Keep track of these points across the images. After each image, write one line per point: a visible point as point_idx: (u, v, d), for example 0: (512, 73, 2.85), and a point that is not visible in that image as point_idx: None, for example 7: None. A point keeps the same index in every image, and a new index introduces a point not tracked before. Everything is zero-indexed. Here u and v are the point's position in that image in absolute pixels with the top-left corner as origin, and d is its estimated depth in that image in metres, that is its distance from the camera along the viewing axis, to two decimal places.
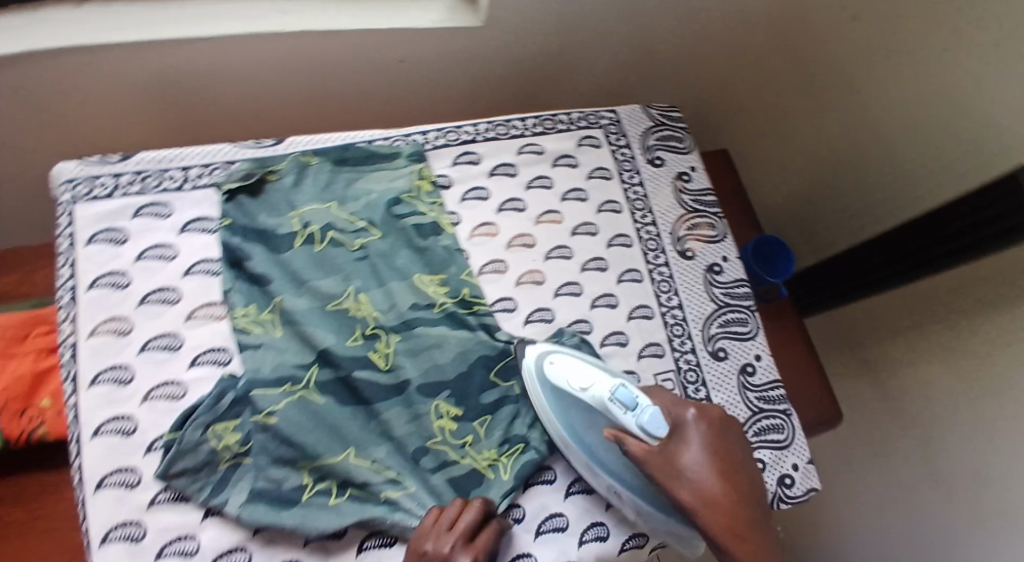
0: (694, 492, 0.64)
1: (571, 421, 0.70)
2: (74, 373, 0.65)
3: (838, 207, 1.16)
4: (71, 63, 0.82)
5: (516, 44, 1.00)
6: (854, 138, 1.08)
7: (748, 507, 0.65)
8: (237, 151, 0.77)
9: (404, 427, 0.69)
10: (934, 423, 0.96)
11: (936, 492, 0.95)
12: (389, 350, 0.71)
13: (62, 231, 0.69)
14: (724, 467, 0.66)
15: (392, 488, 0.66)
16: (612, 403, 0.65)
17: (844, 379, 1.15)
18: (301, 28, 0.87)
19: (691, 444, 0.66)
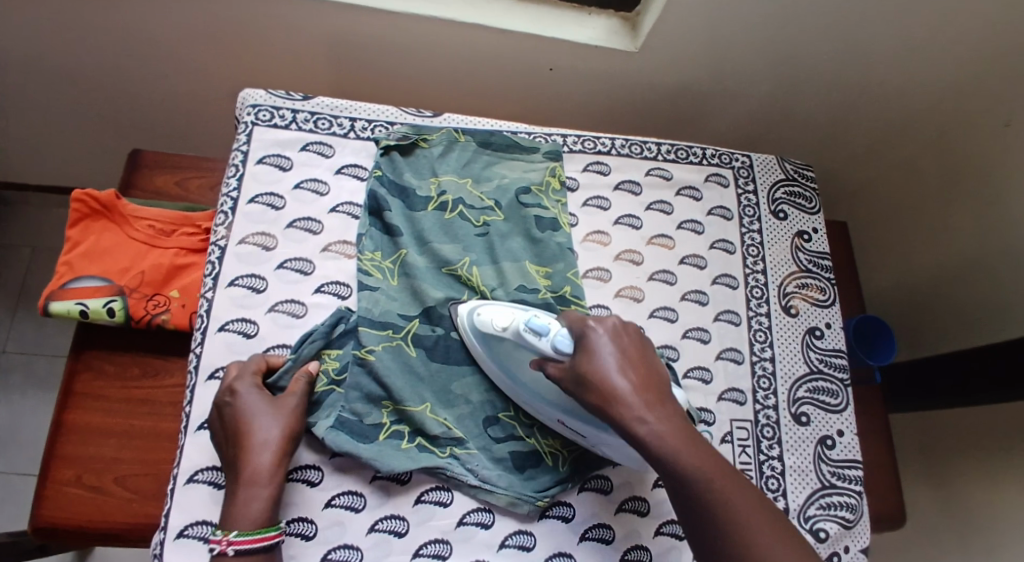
0: (624, 401, 0.58)
1: (505, 352, 0.68)
2: (217, 271, 0.71)
3: (954, 308, 1.13)
4: (279, 9, 0.96)
5: (662, 73, 1.07)
6: (985, 242, 1.05)
7: (656, 416, 0.58)
8: (400, 115, 0.83)
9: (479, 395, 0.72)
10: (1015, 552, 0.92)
11: None
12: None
13: (238, 146, 0.76)
14: (649, 377, 0.60)
15: (458, 446, 0.69)
16: (526, 332, 0.64)
17: (927, 483, 1.12)
18: (474, 21, 0.99)
19: (598, 341, 0.61)
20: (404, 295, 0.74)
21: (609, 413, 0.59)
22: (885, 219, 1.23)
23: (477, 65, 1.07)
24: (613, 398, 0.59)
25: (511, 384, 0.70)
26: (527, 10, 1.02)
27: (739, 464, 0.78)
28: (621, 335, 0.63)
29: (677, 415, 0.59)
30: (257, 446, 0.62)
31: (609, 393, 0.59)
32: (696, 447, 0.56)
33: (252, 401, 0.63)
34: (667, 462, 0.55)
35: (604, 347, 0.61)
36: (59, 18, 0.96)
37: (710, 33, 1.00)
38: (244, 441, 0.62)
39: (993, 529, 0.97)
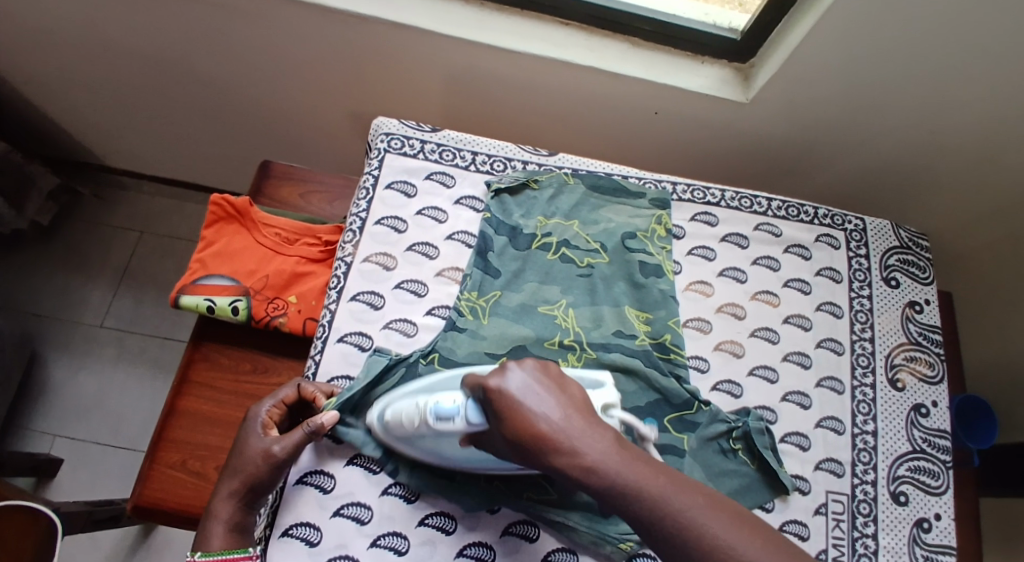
0: (554, 440, 0.54)
1: (420, 444, 0.66)
2: (341, 286, 0.75)
3: None
4: (407, 39, 1.02)
5: (768, 125, 1.07)
6: None
7: (585, 441, 0.54)
8: (519, 152, 0.86)
9: None
10: None
11: None
12: (580, 363, 0.76)
13: (370, 170, 0.80)
14: (575, 403, 0.57)
15: (535, 490, 0.70)
16: (436, 421, 0.62)
17: None
18: (588, 63, 1.02)
19: (510, 379, 0.57)
20: (491, 338, 0.74)
21: (541, 456, 0.54)
22: (988, 294, 1.18)
23: (583, 104, 1.10)
24: (545, 440, 0.54)
25: (444, 460, 0.67)
26: (642, 56, 1.04)
27: (831, 538, 0.75)
28: (526, 365, 0.59)
29: (610, 434, 0.56)
30: (230, 470, 0.65)
31: (538, 436, 0.54)
32: (637, 464, 0.54)
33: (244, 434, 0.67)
34: (613, 486, 0.53)
35: (520, 387, 0.57)
36: (211, 28, 1.04)
37: (829, 91, 0.99)
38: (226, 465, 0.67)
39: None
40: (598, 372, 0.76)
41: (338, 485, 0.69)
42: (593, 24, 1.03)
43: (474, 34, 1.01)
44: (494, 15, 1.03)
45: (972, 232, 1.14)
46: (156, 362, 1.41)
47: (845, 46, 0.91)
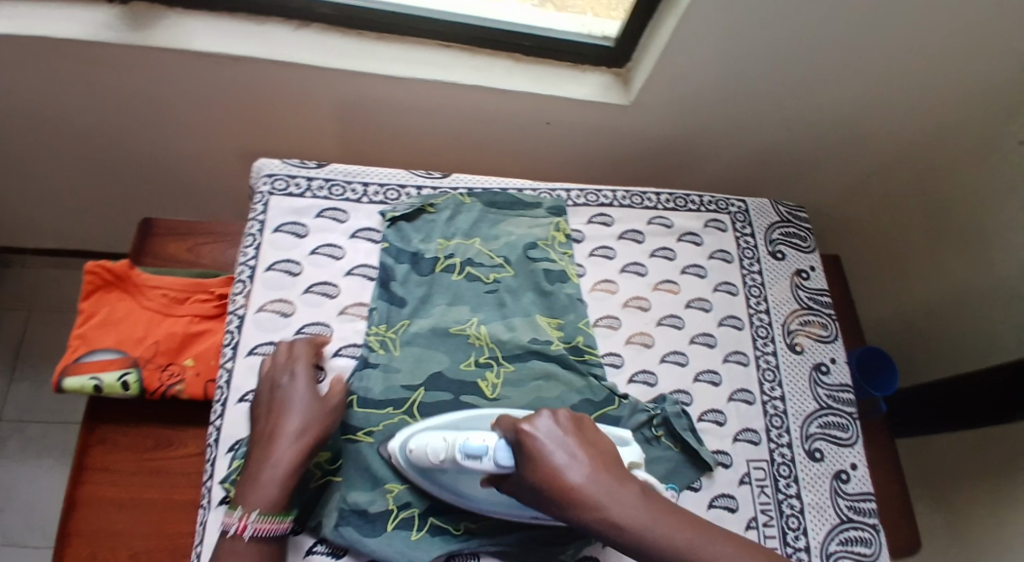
0: (581, 496, 0.55)
1: (443, 481, 0.66)
2: (236, 340, 0.72)
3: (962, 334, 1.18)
4: (287, 77, 1.00)
5: (655, 123, 1.13)
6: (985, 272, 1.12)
7: (612, 498, 0.55)
8: (410, 178, 0.85)
9: None
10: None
11: None
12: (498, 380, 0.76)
13: (255, 215, 0.78)
14: (604, 457, 0.58)
15: (473, 517, 0.69)
16: (464, 459, 0.60)
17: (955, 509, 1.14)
18: (478, 82, 1.04)
19: (538, 431, 0.57)
20: (407, 370, 0.74)
21: (566, 510, 0.55)
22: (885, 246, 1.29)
23: (479, 122, 1.11)
24: (569, 496, 0.55)
25: (458, 500, 0.67)
26: (528, 69, 1.07)
27: (759, 505, 0.79)
28: (558, 415, 0.59)
29: (639, 489, 0.57)
30: (292, 428, 0.64)
31: (564, 490, 0.55)
32: (664, 520, 0.55)
33: (298, 393, 0.66)
34: (639, 540, 0.55)
35: (546, 434, 0.57)
36: (71, 85, 0.98)
37: (702, 85, 1.05)
38: (276, 427, 0.64)
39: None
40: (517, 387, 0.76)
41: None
42: (475, 43, 1.05)
43: (356, 64, 1.00)
44: (374, 43, 1.02)
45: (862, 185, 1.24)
46: (62, 452, 1.29)
47: (709, 44, 0.97)
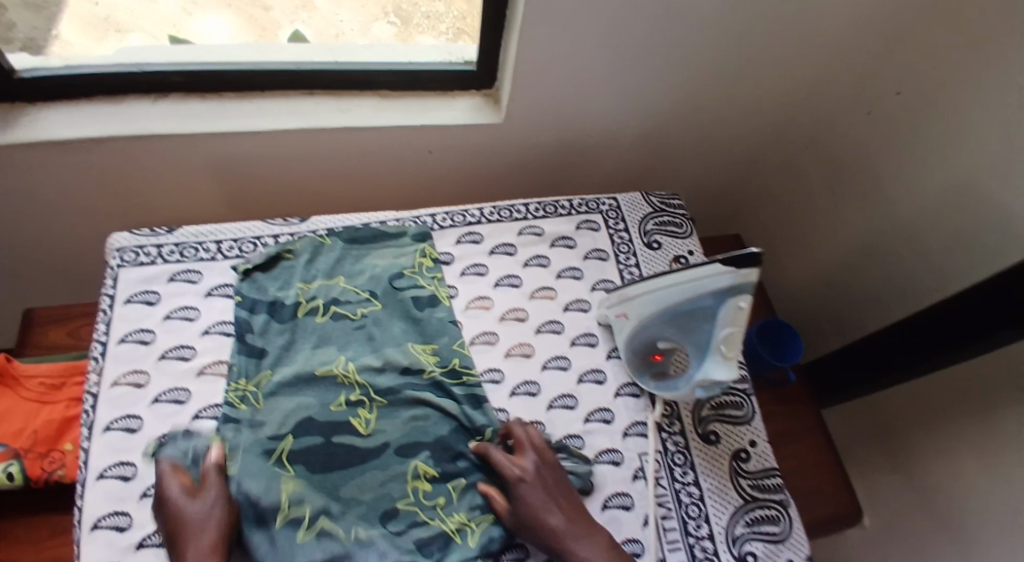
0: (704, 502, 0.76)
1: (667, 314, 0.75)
2: (92, 419, 0.73)
3: (874, 289, 1.18)
4: (155, 149, 1.02)
5: (534, 136, 1.15)
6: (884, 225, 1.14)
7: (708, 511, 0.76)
8: (267, 228, 0.86)
9: (376, 489, 0.72)
10: (968, 512, 0.97)
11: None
12: (372, 415, 0.76)
13: (106, 292, 0.79)
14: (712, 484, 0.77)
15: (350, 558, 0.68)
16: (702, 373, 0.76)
17: (889, 466, 1.14)
18: (348, 124, 1.05)
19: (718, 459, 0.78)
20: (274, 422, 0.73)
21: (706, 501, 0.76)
22: (800, 202, 1.32)
23: (364, 162, 1.13)
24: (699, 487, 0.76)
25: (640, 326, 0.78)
26: (400, 103, 1.09)
27: (655, 498, 0.77)
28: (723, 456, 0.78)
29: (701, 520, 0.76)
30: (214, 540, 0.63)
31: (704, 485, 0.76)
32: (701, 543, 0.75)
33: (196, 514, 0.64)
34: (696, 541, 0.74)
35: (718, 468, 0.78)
36: None
37: (569, 93, 1.07)
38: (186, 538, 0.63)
39: (978, 506, 0.96)
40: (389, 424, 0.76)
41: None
42: (339, 87, 1.07)
43: (223, 125, 1.01)
44: (238, 103, 1.04)
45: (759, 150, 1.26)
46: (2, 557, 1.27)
47: (559, 54, 0.99)
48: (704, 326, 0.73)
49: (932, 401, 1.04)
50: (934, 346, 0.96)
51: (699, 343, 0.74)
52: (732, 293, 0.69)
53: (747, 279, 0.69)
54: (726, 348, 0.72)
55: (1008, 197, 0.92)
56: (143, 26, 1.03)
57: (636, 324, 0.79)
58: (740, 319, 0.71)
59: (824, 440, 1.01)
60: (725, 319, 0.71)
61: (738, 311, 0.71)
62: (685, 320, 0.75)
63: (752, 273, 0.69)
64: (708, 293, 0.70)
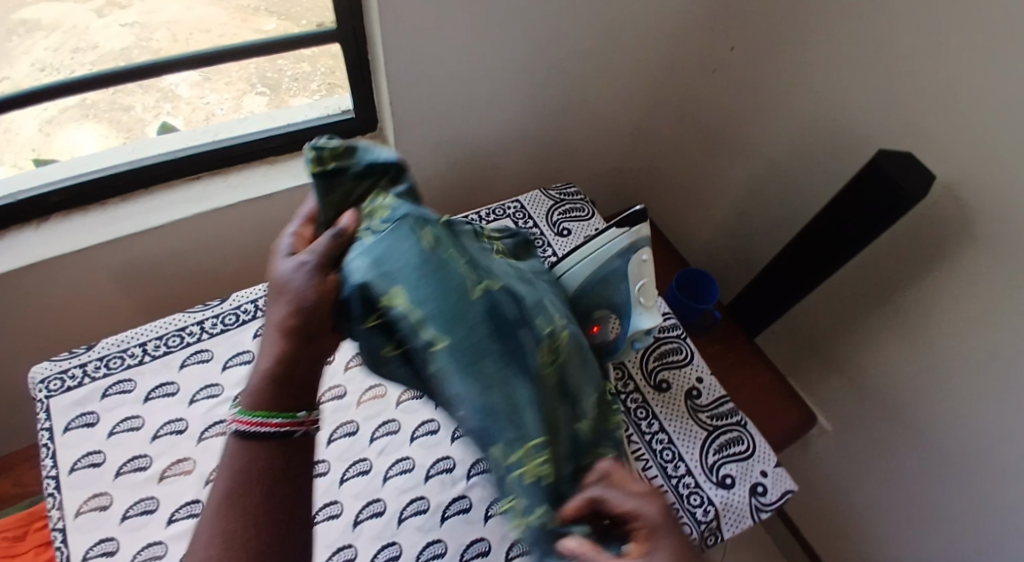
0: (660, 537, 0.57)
1: None
2: (66, 554, 0.69)
3: (764, 221, 1.30)
4: (53, 275, 0.98)
5: (428, 165, 1.19)
6: (757, 161, 1.27)
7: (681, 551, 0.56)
8: (187, 317, 0.86)
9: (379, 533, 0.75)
10: (902, 384, 1.09)
11: (923, 438, 1.09)
12: None
13: (42, 426, 0.77)
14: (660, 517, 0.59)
15: None
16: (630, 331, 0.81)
17: (823, 370, 1.25)
18: (247, 199, 1.06)
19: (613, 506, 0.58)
20: (478, 422, 0.59)
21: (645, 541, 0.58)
22: (684, 159, 1.43)
23: (272, 231, 1.14)
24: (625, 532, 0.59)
25: None
26: (292, 166, 1.11)
27: (632, 455, 0.83)
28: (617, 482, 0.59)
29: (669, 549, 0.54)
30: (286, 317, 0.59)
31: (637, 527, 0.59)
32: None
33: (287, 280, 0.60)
34: None
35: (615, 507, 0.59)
36: None
37: (450, 117, 1.13)
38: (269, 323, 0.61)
39: (904, 377, 1.09)
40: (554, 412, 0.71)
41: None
42: (226, 165, 1.08)
43: (120, 232, 1.00)
44: (129, 207, 1.03)
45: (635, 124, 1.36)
46: None
47: (430, 83, 1.05)
48: (620, 287, 0.78)
49: (840, 300, 1.17)
50: (824, 254, 1.06)
51: (620, 306, 0.78)
52: (632, 250, 0.76)
53: (641, 236, 0.76)
54: (644, 300, 0.78)
55: (848, 110, 1.05)
56: (4, 158, 0.96)
57: None
58: (648, 271, 0.77)
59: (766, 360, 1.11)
60: (635, 275, 0.77)
61: (644, 265, 0.77)
62: (601, 288, 0.79)
63: (642, 228, 0.76)
64: (612, 257, 0.76)
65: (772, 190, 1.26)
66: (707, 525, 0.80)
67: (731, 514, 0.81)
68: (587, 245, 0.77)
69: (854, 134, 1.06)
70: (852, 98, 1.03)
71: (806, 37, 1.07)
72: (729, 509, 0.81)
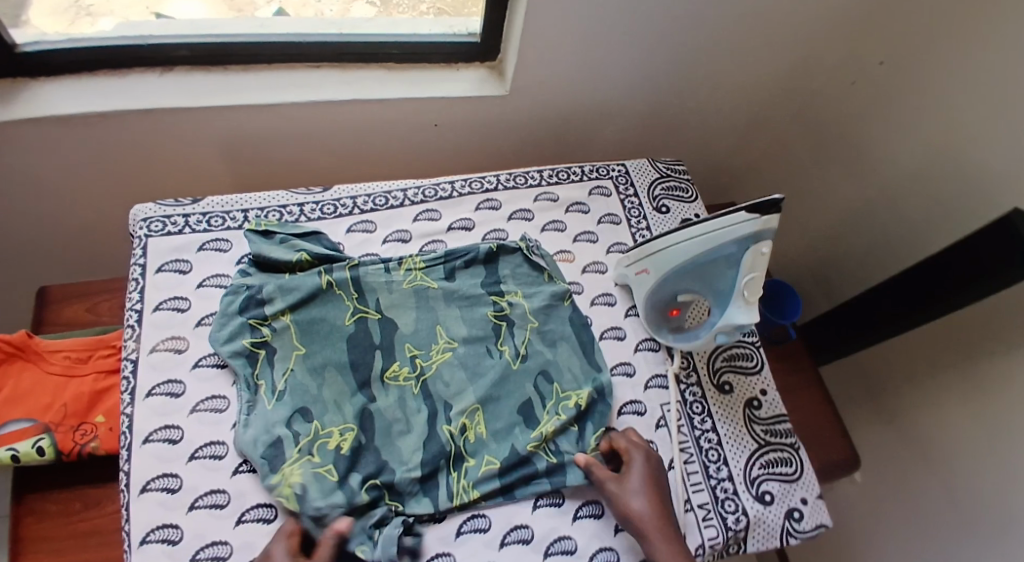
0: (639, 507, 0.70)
1: (691, 265, 0.79)
2: (134, 385, 0.72)
3: (863, 253, 1.24)
4: (159, 123, 1.00)
5: (539, 109, 1.17)
6: (872, 190, 1.20)
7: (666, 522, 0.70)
8: (290, 197, 0.87)
9: (410, 447, 0.72)
10: (956, 455, 1.04)
11: (958, 516, 1.04)
12: (414, 390, 0.76)
13: (136, 260, 0.79)
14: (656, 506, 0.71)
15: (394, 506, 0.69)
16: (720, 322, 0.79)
17: (877, 417, 1.21)
18: (358, 97, 1.06)
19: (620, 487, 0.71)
20: (294, 404, 0.72)
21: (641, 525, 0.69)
22: (792, 169, 1.37)
23: (370, 135, 1.14)
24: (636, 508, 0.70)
25: (663, 280, 0.82)
26: (406, 75, 1.10)
27: (679, 445, 0.82)
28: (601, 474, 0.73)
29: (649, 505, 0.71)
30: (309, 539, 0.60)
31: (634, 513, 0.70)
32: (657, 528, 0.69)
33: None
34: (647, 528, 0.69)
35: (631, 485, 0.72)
36: None
37: (573, 67, 1.10)
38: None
39: (961, 448, 1.03)
40: (494, 402, 0.77)
41: (234, 550, 0.66)
42: (346, 60, 1.07)
43: (229, 99, 1.01)
44: (245, 76, 1.04)
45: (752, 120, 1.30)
46: None
47: (563, 25, 1.01)
48: (728, 273, 0.76)
49: (918, 353, 1.11)
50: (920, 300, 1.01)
51: (721, 291, 0.77)
52: (753, 239, 0.72)
53: (768, 228, 0.72)
54: (746, 295, 0.75)
55: (990, 159, 0.98)
56: (116, 7, 0.97)
57: (658, 279, 0.83)
58: (762, 266, 0.74)
59: (822, 391, 1.07)
60: (747, 265, 0.74)
61: (760, 258, 0.74)
62: (708, 270, 0.78)
63: (772, 220, 0.71)
64: (730, 241, 0.74)
65: (880, 220, 1.19)
66: (735, 533, 0.78)
67: (760, 530, 0.79)
68: (708, 222, 0.75)
69: (990, 186, 0.98)
70: (998, 147, 0.96)
71: (966, 71, 1.00)
72: (760, 523, 0.79)
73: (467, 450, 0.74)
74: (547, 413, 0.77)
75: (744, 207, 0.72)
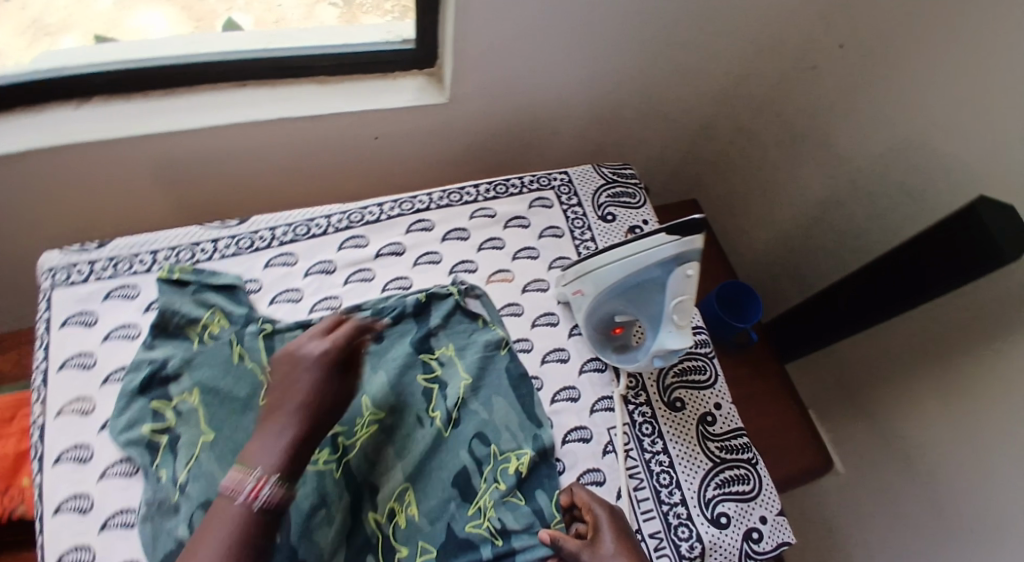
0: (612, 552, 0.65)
1: (620, 291, 0.77)
2: (42, 451, 0.69)
3: (831, 243, 1.19)
4: (77, 157, 0.95)
5: (484, 115, 1.11)
6: (837, 177, 1.15)
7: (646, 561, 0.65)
8: (203, 233, 0.83)
9: (331, 540, 0.67)
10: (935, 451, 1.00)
11: (942, 513, 1.00)
12: (336, 473, 0.69)
13: (41, 315, 0.76)
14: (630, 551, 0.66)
15: None
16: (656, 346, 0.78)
17: (854, 412, 1.16)
18: (288, 115, 1.01)
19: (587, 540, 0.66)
20: (198, 496, 0.65)
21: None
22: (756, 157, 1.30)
23: (307, 152, 1.09)
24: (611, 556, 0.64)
25: (595, 307, 0.81)
26: (338, 88, 1.04)
27: (627, 471, 0.78)
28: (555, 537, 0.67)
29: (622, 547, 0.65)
30: None
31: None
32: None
33: None
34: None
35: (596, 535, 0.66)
36: None
37: (515, 70, 1.04)
38: None
39: (942, 445, 0.99)
40: (425, 477, 0.72)
41: None
42: (275, 76, 1.01)
43: (150, 126, 0.96)
44: (167, 101, 0.98)
45: (712, 111, 1.25)
46: None
47: (500, 27, 0.95)
48: (657, 297, 0.75)
49: (892, 346, 1.07)
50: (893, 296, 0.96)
51: (653, 315, 0.76)
52: (677, 261, 0.71)
53: (692, 248, 0.71)
54: (678, 318, 0.75)
55: (957, 143, 0.92)
56: (79, 24, 0.95)
57: (591, 305, 0.81)
58: (690, 287, 0.73)
59: (790, 394, 1.03)
60: (675, 288, 0.73)
61: (687, 280, 0.73)
62: (637, 294, 0.77)
63: (694, 240, 0.70)
64: (655, 264, 0.72)
65: (847, 209, 1.14)
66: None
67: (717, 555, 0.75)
68: (631, 247, 0.74)
69: (958, 171, 0.93)
70: (965, 130, 0.91)
71: (929, 51, 0.94)
72: (716, 548, 0.75)
73: (396, 539, 0.69)
74: (484, 482, 0.72)
75: (665, 229, 0.71)
